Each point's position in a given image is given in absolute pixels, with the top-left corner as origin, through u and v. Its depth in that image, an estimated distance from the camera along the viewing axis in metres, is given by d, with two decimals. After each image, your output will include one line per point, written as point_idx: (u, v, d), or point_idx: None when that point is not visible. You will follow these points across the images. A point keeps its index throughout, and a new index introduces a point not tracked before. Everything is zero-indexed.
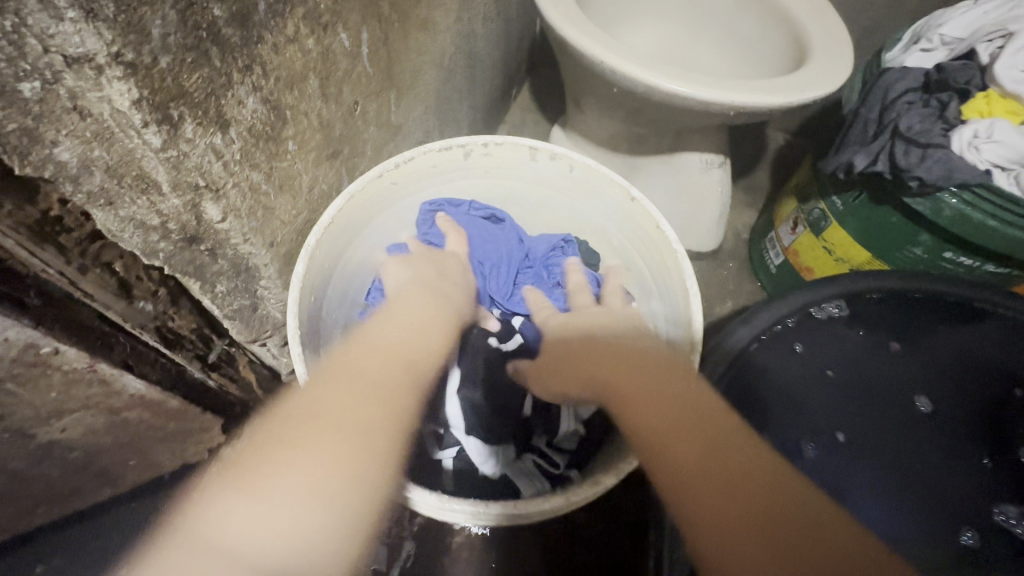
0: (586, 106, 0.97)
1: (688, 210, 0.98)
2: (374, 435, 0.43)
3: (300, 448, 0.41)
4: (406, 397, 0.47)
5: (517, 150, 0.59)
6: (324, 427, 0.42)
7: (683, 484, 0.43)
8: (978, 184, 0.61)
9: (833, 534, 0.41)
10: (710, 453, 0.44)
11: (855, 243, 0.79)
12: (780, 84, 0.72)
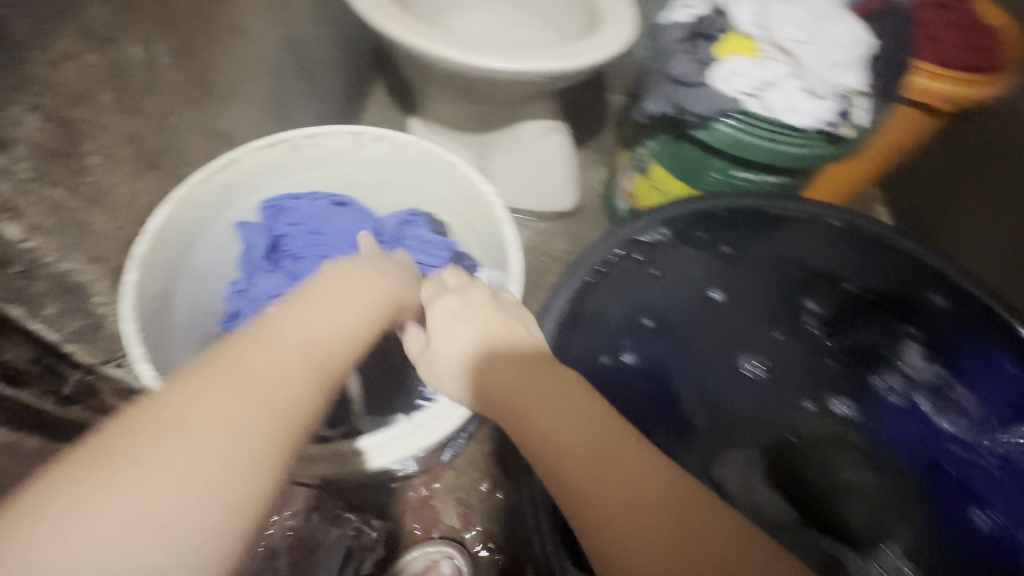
0: (431, 93, 1.03)
1: (539, 174, 1.08)
2: (309, 367, 0.32)
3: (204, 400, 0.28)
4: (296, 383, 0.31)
5: (341, 137, 0.63)
6: (245, 386, 0.29)
7: (622, 538, 0.33)
8: (736, 111, 0.74)
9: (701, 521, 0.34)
10: (623, 501, 0.35)
11: (670, 178, 0.92)
12: (578, 49, 0.81)
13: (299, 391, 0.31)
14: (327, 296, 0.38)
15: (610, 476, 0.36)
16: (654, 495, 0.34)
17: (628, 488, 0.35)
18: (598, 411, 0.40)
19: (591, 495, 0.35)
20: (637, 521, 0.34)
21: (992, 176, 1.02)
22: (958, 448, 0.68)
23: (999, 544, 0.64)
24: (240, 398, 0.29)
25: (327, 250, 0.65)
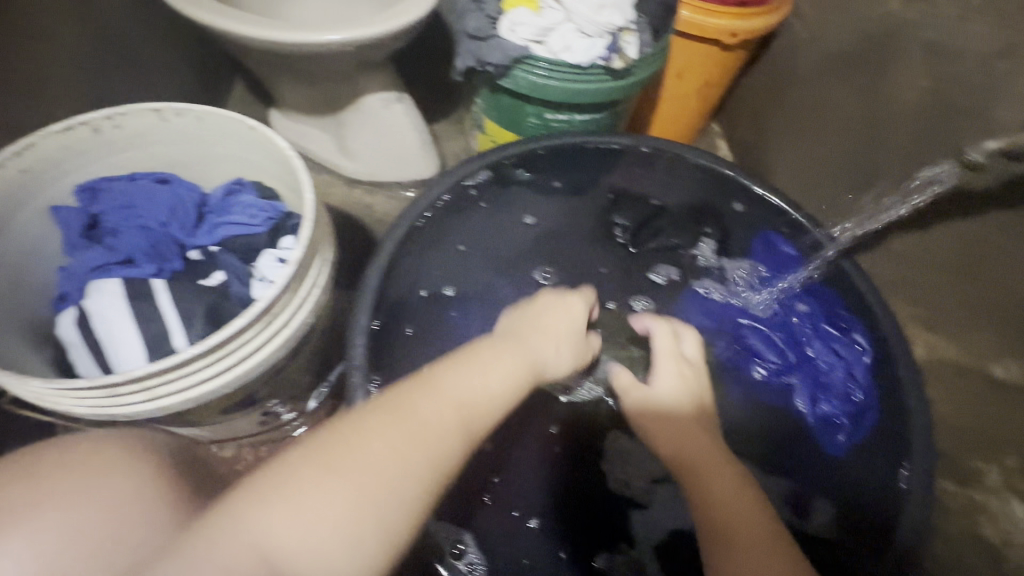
0: (274, 80, 1.08)
1: (393, 145, 1.14)
2: (461, 426, 0.48)
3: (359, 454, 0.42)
4: (415, 453, 0.43)
5: (142, 115, 0.67)
6: (395, 442, 0.43)
7: (712, 506, 0.57)
8: (526, 56, 0.84)
9: (735, 506, 0.56)
10: (736, 507, 0.56)
11: (500, 129, 1.01)
12: (385, 17, 0.88)
13: (451, 449, 0.46)
14: (474, 371, 0.52)
15: (711, 497, 0.58)
16: (722, 505, 0.56)
17: (742, 510, 0.56)
18: (707, 442, 0.63)
19: (701, 478, 0.59)
20: (733, 514, 0.55)
21: (781, 98, 1.14)
22: (747, 311, 0.90)
23: (779, 387, 0.85)
24: (371, 488, 0.40)
25: (144, 222, 0.69)
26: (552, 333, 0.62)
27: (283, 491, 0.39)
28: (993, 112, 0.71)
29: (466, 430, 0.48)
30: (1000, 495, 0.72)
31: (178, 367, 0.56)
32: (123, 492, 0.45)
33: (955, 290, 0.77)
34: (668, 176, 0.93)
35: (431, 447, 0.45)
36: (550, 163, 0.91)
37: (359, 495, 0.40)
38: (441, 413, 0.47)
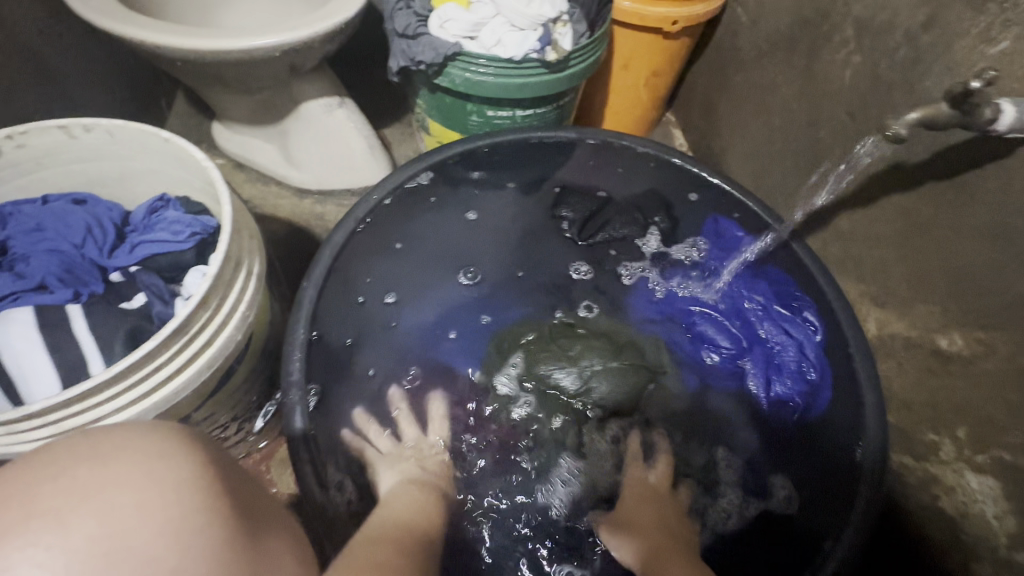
0: (210, 90, 1.04)
1: (339, 152, 1.11)
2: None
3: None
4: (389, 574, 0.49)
5: (48, 132, 0.64)
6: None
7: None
8: (459, 52, 0.82)
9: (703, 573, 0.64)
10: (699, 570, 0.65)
11: (444, 129, 0.99)
12: (314, 20, 0.86)
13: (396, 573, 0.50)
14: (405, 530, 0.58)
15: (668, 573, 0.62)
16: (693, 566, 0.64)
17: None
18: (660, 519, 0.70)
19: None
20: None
21: (727, 84, 1.14)
22: (697, 298, 0.89)
23: (734, 373, 0.84)
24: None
25: (56, 244, 0.65)
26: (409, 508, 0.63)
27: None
28: (922, 86, 0.71)
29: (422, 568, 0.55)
30: (954, 467, 0.70)
31: (84, 395, 0.54)
32: (173, 504, 0.35)
33: (899, 265, 0.77)
34: (619, 168, 0.94)
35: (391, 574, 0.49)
36: (498, 159, 0.92)
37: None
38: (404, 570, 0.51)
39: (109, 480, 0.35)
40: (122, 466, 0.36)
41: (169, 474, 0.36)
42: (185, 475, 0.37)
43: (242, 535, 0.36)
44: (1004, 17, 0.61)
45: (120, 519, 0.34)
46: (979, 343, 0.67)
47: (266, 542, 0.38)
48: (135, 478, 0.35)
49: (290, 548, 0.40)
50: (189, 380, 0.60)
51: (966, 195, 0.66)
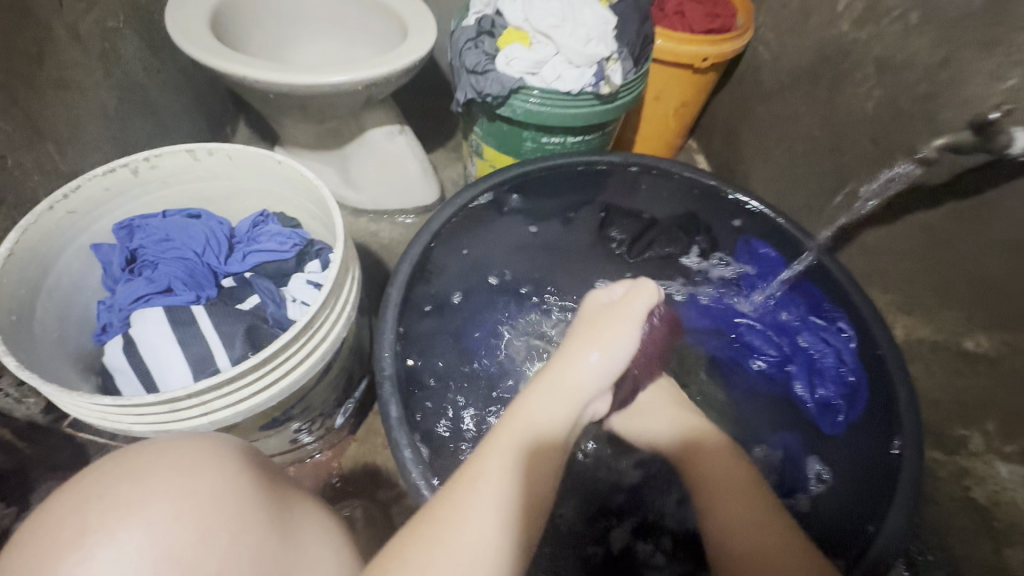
0: (281, 120, 1.14)
1: (397, 174, 1.20)
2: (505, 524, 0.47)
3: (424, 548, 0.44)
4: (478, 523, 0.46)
5: (176, 155, 0.73)
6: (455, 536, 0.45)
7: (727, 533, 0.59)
8: (522, 86, 0.92)
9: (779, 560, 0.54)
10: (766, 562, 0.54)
11: (498, 154, 1.09)
12: (390, 58, 0.96)
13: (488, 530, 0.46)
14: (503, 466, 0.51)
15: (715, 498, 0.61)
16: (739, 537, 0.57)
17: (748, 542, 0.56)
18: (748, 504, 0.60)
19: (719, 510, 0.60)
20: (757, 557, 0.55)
21: (751, 114, 1.24)
22: (739, 310, 0.98)
23: (777, 378, 0.92)
24: (496, 488, 0.49)
25: (181, 253, 0.73)
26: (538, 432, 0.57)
27: (423, 538, 0.45)
28: (939, 116, 0.81)
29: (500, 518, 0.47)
30: (984, 458, 0.77)
31: (235, 378, 0.60)
32: (222, 510, 0.41)
33: (922, 275, 0.85)
34: (666, 190, 1.02)
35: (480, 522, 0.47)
36: (549, 183, 1.00)
37: (495, 496, 0.48)
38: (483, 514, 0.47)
39: (169, 488, 0.41)
40: (175, 479, 0.42)
41: (218, 479, 0.43)
42: (231, 477, 0.44)
43: (271, 526, 0.44)
44: (1013, 59, 0.70)
45: (181, 527, 0.40)
46: (1004, 345, 0.74)
47: (293, 526, 0.46)
48: (190, 489, 0.41)
49: (311, 518, 0.49)
50: (304, 370, 0.67)
51: (984, 211, 0.74)
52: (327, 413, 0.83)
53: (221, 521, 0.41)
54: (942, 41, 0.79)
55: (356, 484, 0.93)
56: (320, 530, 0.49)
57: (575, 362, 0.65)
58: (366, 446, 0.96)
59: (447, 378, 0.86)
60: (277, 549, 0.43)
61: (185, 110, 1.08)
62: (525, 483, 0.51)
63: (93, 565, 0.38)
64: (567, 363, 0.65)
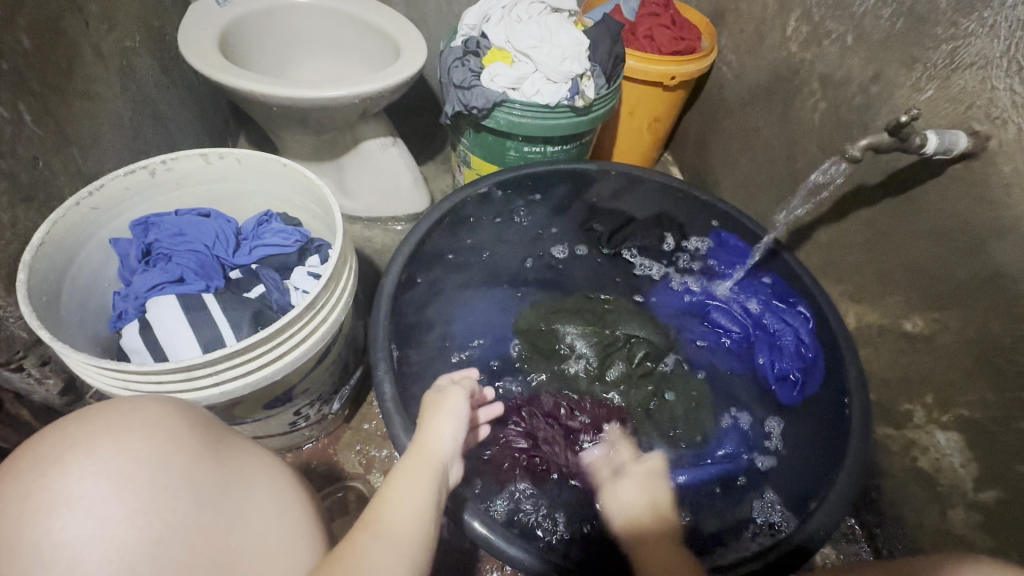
0: (281, 132, 1.22)
1: (390, 183, 1.29)
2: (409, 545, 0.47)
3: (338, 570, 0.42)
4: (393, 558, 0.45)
5: (191, 159, 0.80)
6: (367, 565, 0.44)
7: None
8: (505, 99, 1.01)
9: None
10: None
11: (484, 162, 1.17)
12: (384, 75, 1.05)
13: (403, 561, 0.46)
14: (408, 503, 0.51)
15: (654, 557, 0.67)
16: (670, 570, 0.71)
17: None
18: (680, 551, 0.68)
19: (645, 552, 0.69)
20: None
21: (717, 127, 1.35)
22: (710, 296, 1.06)
23: (742, 355, 1.00)
24: (394, 534, 0.47)
25: (192, 246, 0.81)
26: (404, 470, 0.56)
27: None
28: (874, 124, 0.91)
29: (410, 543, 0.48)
30: (926, 429, 0.85)
31: (248, 349, 0.67)
32: (160, 437, 0.44)
33: (867, 266, 0.94)
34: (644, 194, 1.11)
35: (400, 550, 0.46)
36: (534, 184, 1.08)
37: (391, 541, 0.47)
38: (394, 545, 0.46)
39: (109, 424, 0.44)
40: (115, 416, 0.45)
41: (154, 414, 0.46)
42: (166, 411, 0.47)
43: (209, 449, 0.46)
44: (929, 73, 0.81)
45: (124, 453, 0.42)
46: (936, 323, 0.82)
47: (233, 452, 0.49)
48: (130, 422, 0.44)
49: (253, 450, 0.51)
50: (310, 348, 0.74)
51: (913, 205, 0.84)
52: (324, 397, 0.88)
53: (159, 446, 0.44)
54: (872, 59, 0.90)
55: (349, 470, 0.97)
56: (265, 462, 0.51)
57: (433, 430, 0.61)
58: (360, 434, 1.01)
59: (438, 362, 0.93)
60: (218, 468, 0.46)
61: (190, 122, 1.16)
62: (399, 492, 0.52)
63: (50, 494, 0.39)
64: (426, 430, 0.61)
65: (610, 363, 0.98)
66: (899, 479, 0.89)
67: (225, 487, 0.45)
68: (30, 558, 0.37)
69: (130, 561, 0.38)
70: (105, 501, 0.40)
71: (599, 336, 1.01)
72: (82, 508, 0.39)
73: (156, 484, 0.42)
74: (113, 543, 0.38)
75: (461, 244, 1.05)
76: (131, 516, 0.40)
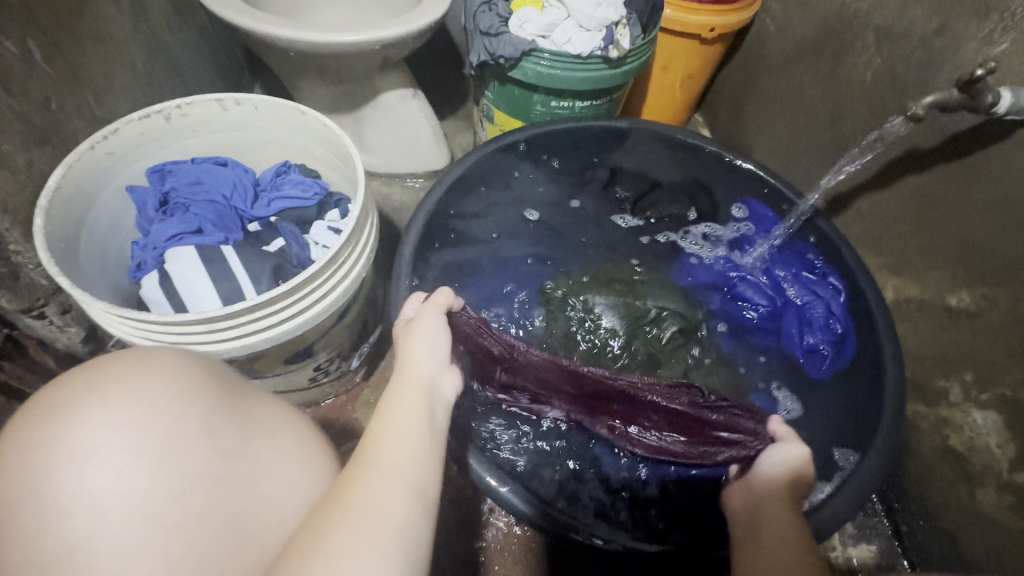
0: (298, 82, 1.17)
1: (409, 138, 1.24)
2: (402, 484, 0.43)
3: (329, 533, 0.38)
4: (384, 496, 0.41)
5: (207, 104, 0.77)
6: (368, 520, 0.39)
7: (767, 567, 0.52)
8: (534, 48, 0.95)
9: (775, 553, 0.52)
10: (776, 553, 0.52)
11: (508, 118, 1.12)
12: (407, 19, 0.98)
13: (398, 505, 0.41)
14: (402, 434, 0.48)
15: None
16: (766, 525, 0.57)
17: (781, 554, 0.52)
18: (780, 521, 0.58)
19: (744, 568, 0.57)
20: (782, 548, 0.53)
21: (756, 87, 1.27)
22: (737, 265, 1.02)
23: (768, 329, 0.96)
24: (390, 462, 0.45)
25: (209, 196, 0.78)
26: (396, 400, 0.52)
27: (330, 515, 0.39)
28: (935, 82, 0.84)
29: (405, 480, 0.44)
30: (962, 408, 0.82)
31: (269, 303, 0.65)
32: (176, 387, 0.43)
33: (914, 237, 0.89)
34: (672, 154, 1.06)
35: (403, 482, 0.43)
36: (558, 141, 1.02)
37: (386, 470, 0.44)
38: (389, 486, 0.42)
39: (123, 373, 0.43)
40: (133, 365, 0.44)
41: (169, 364, 0.45)
42: (182, 361, 0.46)
43: (226, 397, 0.46)
44: (1004, 25, 0.73)
45: (140, 403, 0.41)
46: (983, 298, 0.78)
47: (253, 404, 0.48)
48: (144, 371, 0.43)
49: (274, 403, 0.51)
50: (331, 304, 0.72)
51: (971, 172, 0.78)
52: (343, 355, 0.88)
53: (174, 395, 0.43)
54: (939, 9, 0.82)
55: (368, 428, 0.97)
56: (285, 414, 0.51)
57: (415, 358, 0.57)
58: (378, 392, 1.01)
59: None
60: (236, 419, 0.45)
61: (204, 70, 1.11)
62: (389, 426, 0.48)
63: (70, 443, 0.39)
64: (407, 350, 0.59)
65: (636, 337, 0.95)
66: (927, 457, 0.86)
67: (244, 438, 0.44)
68: (51, 508, 0.37)
69: (153, 510, 0.38)
70: (124, 453, 0.39)
71: (626, 309, 0.97)
72: (101, 458, 0.39)
73: (174, 434, 0.41)
74: (135, 493, 0.38)
75: (484, 203, 1.01)
76: (151, 467, 0.39)
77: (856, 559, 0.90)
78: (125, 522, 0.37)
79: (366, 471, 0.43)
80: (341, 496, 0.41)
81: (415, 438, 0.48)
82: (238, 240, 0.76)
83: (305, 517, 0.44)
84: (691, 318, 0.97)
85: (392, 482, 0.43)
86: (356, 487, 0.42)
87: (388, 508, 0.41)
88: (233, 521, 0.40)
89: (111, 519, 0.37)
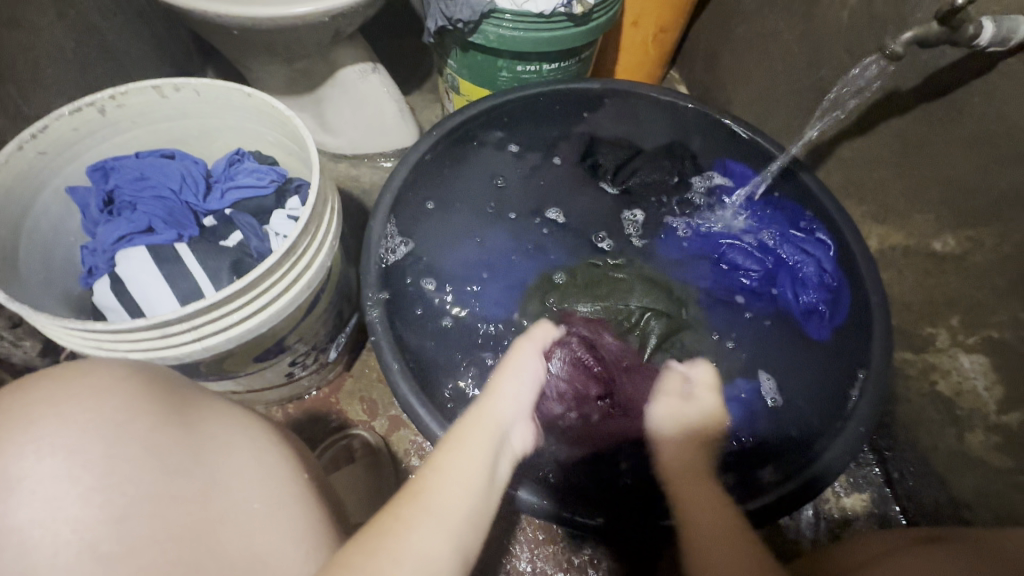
0: (247, 64, 1.10)
1: (373, 115, 1.18)
2: (451, 527, 0.42)
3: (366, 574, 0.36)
4: (429, 540, 0.40)
5: (142, 92, 0.71)
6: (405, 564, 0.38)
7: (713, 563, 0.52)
8: (494, 10, 0.89)
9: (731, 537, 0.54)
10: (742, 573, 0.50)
11: (475, 87, 1.07)
12: None
13: (440, 553, 0.40)
14: (464, 475, 0.47)
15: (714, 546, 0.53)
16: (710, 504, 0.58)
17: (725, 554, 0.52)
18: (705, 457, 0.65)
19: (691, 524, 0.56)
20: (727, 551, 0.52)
21: (730, 35, 1.22)
22: (722, 230, 0.99)
23: (763, 294, 0.93)
24: (442, 511, 0.43)
25: (157, 192, 0.74)
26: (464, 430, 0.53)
27: (366, 545, 0.39)
28: (913, 17, 0.79)
29: (451, 528, 0.42)
30: (949, 352, 0.81)
31: (224, 301, 0.61)
32: (107, 404, 0.40)
33: (898, 182, 0.86)
34: (658, 120, 1.03)
35: (456, 528, 0.43)
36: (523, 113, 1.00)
37: (436, 517, 0.42)
38: (435, 529, 0.41)
39: (52, 396, 0.40)
40: (56, 386, 0.41)
41: (103, 381, 0.42)
42: (118, 376, 0.43)
43: (174, 413, 0.43)
44: None
45: (70, 428, 0.39)
46: (968, 241, 0.76)
47: (201, 414, 0.45)
48: (72, 393, 0.40)
49: (228, 413, 0.48)
50: (297, 296, 0.69)
51: (954, 111, 0.75)
52: (319, 347, 0.85)
53: (111, 415, 0.40)
54: None
55: (354, 418, 0.96)
56: (241, 423, 0.47)
57: (502, 393, 0.59)
58: (361, 382, 0.99)
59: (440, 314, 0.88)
60: (183, 432, 0.42)
61: (148, 59, 1.04)
62: (456, 460, 0.49)
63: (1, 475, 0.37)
64: (494, 397, 0.59)
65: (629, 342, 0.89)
66: (916, 404, 0.86)
67: (193, 452, 0.41)
68: None
69: (91, 541, 0.36)
70: (56, 481, 0.37)
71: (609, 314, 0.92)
72: (29, 489, 0.37)
73: (110, 457, 0.38)
74: (69, 523, 0.36)
75: (456, 179, 0.96)
76: (86, 494, 0.37)
77: (849, 509, 0.91)
78: (60, 554, 0.35)
79: (417, 508, 0.43)
80: (389, 523, 0.41)
81: (473, 483, 0.47)
82: (191, 236, 0.72)
83: (272, 528, 0.41)
84: (684, 314, 0.92)
85: (441, 528, 0.42)
86: (403, 518, 0.42)
87: (432, 554, 0.40)
88: (192, 539, 0.38)
89: (44, 553, 0.35)
